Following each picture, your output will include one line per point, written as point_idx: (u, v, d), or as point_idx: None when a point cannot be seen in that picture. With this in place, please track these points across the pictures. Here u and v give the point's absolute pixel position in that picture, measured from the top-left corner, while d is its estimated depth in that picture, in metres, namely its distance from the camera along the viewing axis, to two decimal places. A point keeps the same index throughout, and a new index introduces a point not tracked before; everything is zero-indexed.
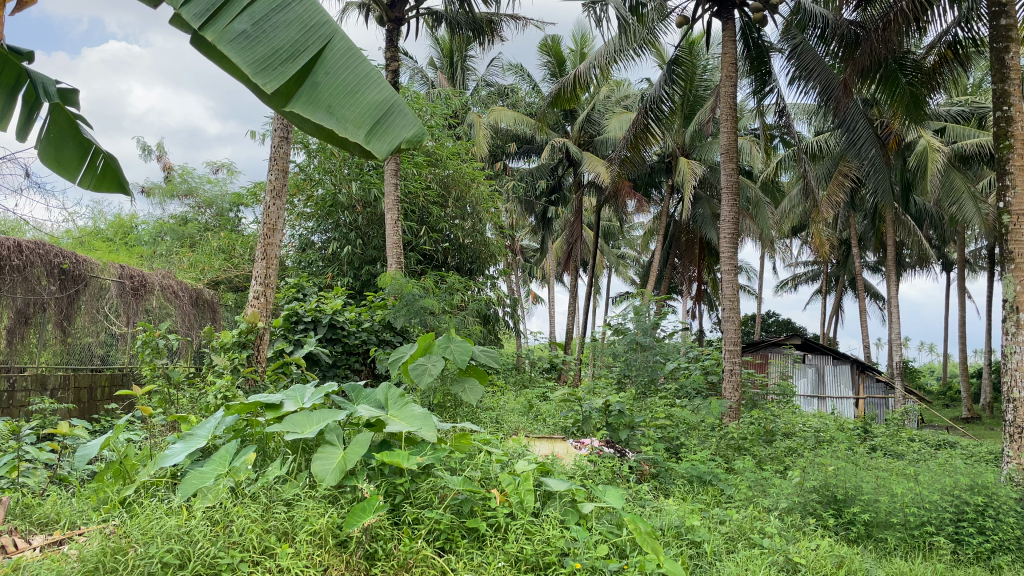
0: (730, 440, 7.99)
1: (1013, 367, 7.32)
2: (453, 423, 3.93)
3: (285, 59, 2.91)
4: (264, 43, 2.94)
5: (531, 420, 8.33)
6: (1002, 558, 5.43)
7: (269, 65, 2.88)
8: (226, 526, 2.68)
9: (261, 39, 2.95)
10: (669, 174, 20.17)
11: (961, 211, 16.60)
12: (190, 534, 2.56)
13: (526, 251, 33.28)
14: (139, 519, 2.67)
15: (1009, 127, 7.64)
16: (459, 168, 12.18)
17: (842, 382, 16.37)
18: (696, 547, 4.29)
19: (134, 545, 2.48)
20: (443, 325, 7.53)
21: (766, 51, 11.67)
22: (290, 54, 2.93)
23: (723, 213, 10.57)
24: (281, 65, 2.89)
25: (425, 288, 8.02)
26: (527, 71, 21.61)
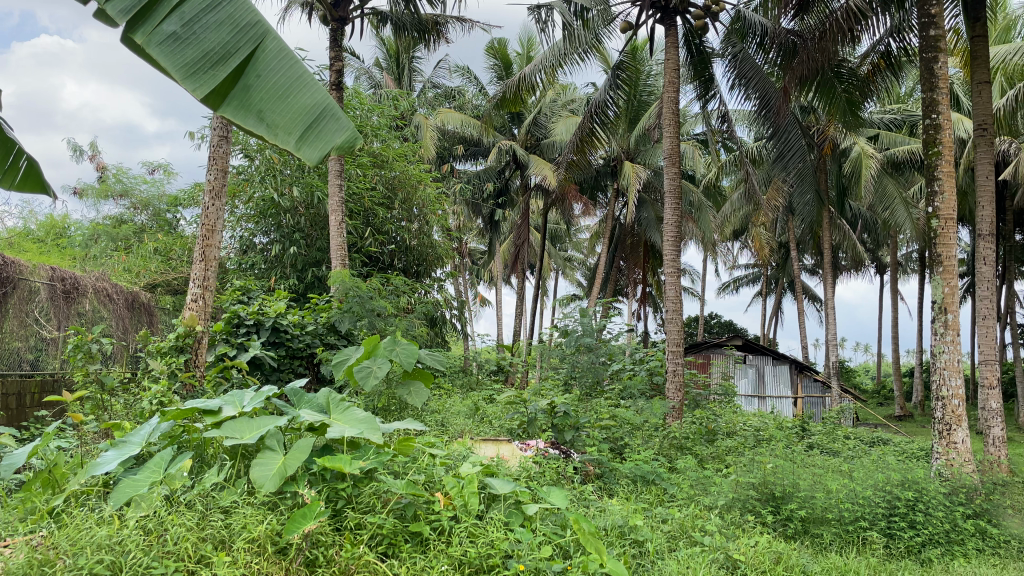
0: (673, 440, 8.11)
1: (941, 366, 7.64)
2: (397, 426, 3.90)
3: (215, 62, 2.88)
4: (193, 45, 2.90)
5: (478, 422, 8.33)
6: (931, 551, 5.65)
7: (197, 68, 2.84)
8: (160, 535, 2.62)
9: (191, 41, 2.90)
10: (614, 178, 20.43)
11: (893, 215, 17.19)
12: (122, 544, 2.51)
13: (473, 254, 33.28)
14: (68, 530, 2.60)
15: (938, 134, 7.95)
16: (406, 169, 12.12)
17: (781, 382, 16.78)
18: (640, 546, 4.35)
19: (63, 556, 2.41)
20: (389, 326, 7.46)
21: (708, 57, 11.89)
22: (220, 56, 2.90)
23: (667, 218, 10.72)
24: (210, 69, 2.86)
25: (372, 289, 7.96)
26: (474, 74, 21.62)
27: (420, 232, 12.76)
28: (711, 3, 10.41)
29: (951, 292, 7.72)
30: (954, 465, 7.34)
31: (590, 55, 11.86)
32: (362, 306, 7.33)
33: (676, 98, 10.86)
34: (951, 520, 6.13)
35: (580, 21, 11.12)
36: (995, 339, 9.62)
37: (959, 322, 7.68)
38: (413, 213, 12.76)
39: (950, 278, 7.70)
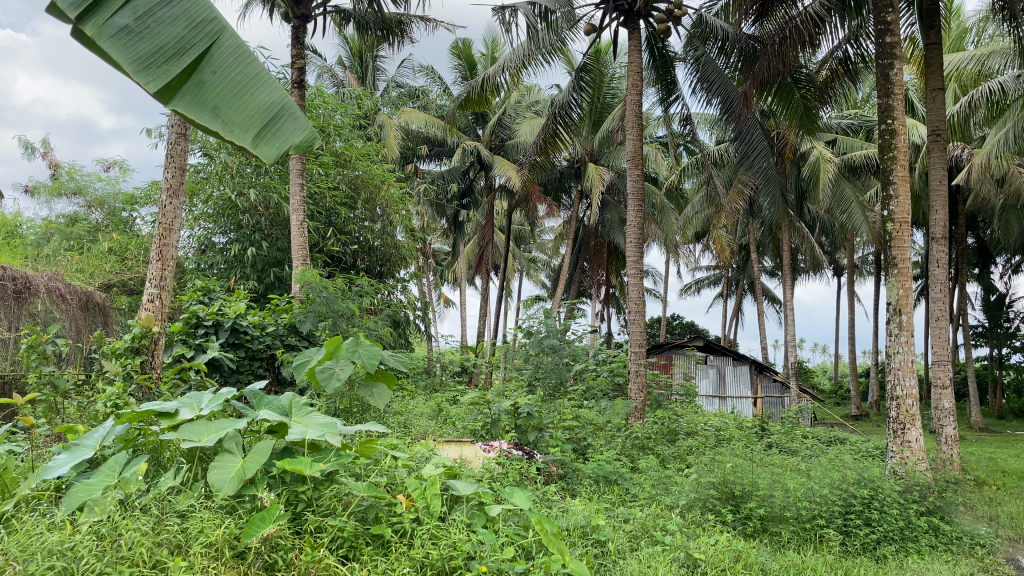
0: (635, 440, 8.15)
1: (896, 366, 7.81)
2: (357, 427, 3.86)
3: (170, 56, 2.83)
4: (148, 39, 2.84)
5: (440, 424, 8.30)
6: (886, 548, 5.76)
7: (152, 63, 2.78)
8: (114, 540, 2.56)
9: (145, 35, 2.85)
10: (578, 179, 20.52)
11: (850, 219, 17.54)
12: (74, 549, 2.45)
13: (437, 255, 33.16)
14: (18, 535, 2.52)
15: (893, 139, 8.12)
16: (369, 169, 12.02)
17: (741, 382, 17.01)
18: (602, 546, 4.36)
19: (12, 562, 2.33)
20: (354, 327, 7.53)
21: (671, 60, 12.01)
22: (175, 51, 2.84)
23: (630, 219, 10.78)
24: (165, 63, 2.81)
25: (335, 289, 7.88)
26: (438, 74, 21.54)
27: (383, 232, 12.67)
28: (673, 7, 10.50)
29: (905, 294, 7.88)
30: (908, 464, 7.52)
31: (555, 57, 11.89)
32: (328, 307, 7.32)
33: (639, 100, 10.95)
34: (904, 517, 6.27)
35: (543, 23, 11.16)
36: (947, 340, 9.86)
37: (913, 323, 7.84)
38: (376, 213, 12.68)
39: (905, 280, 7.86)
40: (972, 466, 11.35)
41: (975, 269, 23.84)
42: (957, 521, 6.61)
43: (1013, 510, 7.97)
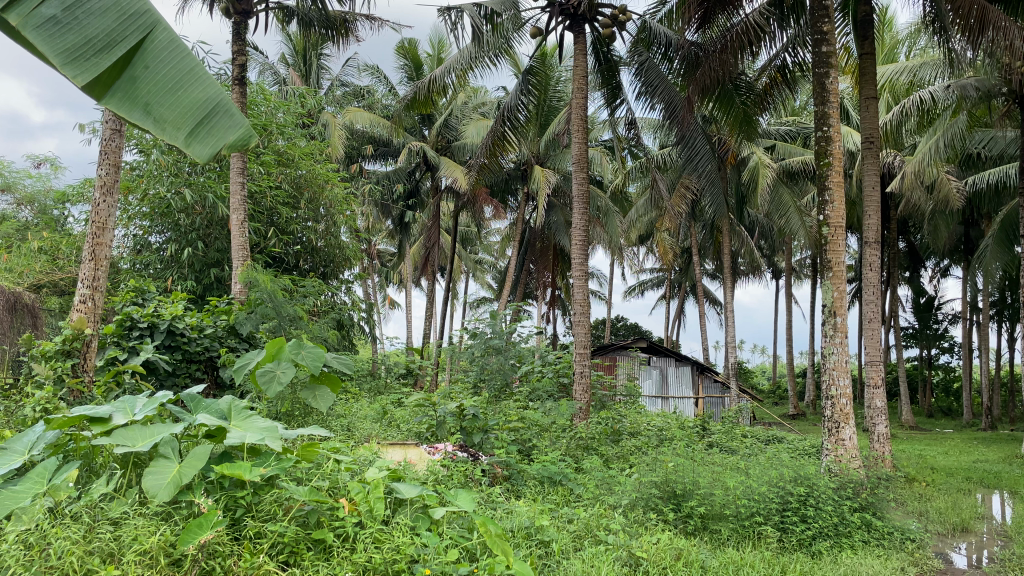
0: (579, 440, 8.21)
1: (830, 366, 8.05)
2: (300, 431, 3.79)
3: (99, 50, 2.76)
4: (75, 31, 2.77)
5: (385, 426, 8.24)
6: (821, 544, 5.93)
7: (79, 56, 2.72)
8: (43, 550, 2.46)
9: (73, 27, 2.77)
10: (524, 182, 20.60)
11: (788, 223, 18.01)
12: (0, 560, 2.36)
13: (383, 255, 32.87)
14: None
15: (829, 146, 8.36)
16: (313, 168, 11.86)
17: (683, 383, 17.30)
18: (545, 547, 4.38)
19: None
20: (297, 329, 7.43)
21: (616, 65, 12.17)
22: (105, 44, 2.77)
23: (575, 222, 10.88)
24: (94, 57, 2.74)
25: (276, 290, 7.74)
26: (384, 73, 21.36)
27: (327, 232, 12.50)
28: (618, 12, 10.63)
29: (840, 296, 8.13)
30: (842, 461, 7.76)
31: (501, 59, 11.91)
32: (272, 308, 7.23)
33: (584, 104, 11.05)
34: (838, 513, 6.47)
35: (490, 25, 11.17)
36: (879, 341, 10.19)
37: (847, 325, 8.09)
38: (320, 213, 12.52)
39: (839, 283, 8.08)
40: (902, 463, 11.77)
41: (906, 272, 24.73)
42: (888, 517, 6.85)
43: (940, 505, 8.29)
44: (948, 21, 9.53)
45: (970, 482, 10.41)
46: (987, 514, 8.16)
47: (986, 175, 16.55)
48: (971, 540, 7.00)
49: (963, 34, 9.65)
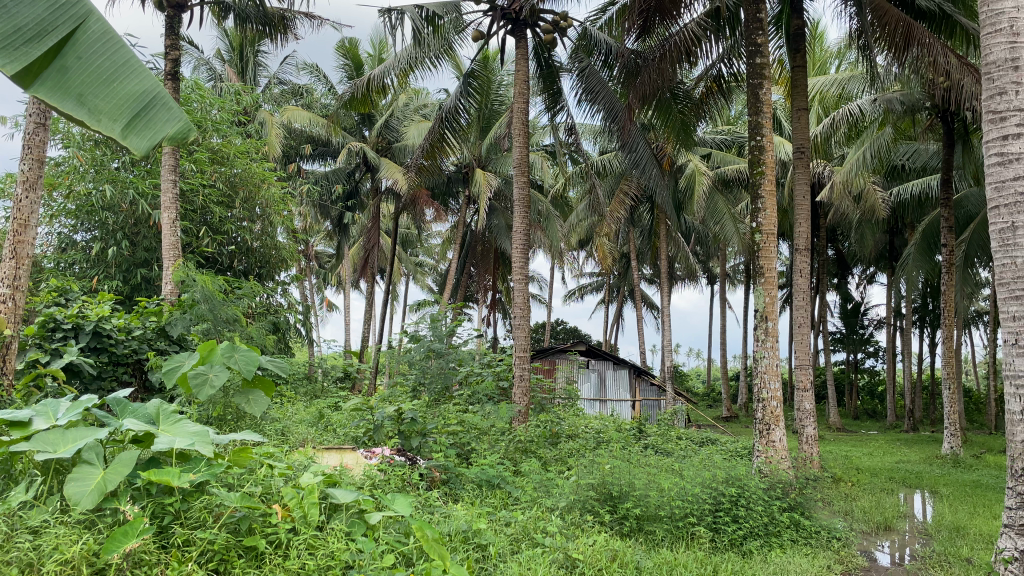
0: (518, 443, 8.23)
1: (762, 370, 8.26)
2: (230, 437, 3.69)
3: (29, 39, 2.81)
4: (5, 19, 2.82)
5: (321, 431, 8.12)
6: (751, 543, 6.06)
7: (8, 44, 2.77)
8: None
9: (3, 15, 2.82)
10: (465, 185, 20.57)
11: (723, 230, 18.42)
12: None
13: (321, 257, 32.39)
14: None
15: (762, 155, 8.59)
16: (249, 167, 11.61)
17: (621, 386, 17.51)
18: (482, 550, 4.37)
19: None
20: (233, 332, 7.18)
21: (557, 71, 12.26)
22: (35, 33, 2.83)
23: (516, 225, 10.91)
24: (23, 46, 2.79)
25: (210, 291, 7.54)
26: (323, 72, 21.08)
27: (262, 233, 12.26)
28: (559, 19, 10.72)
29: (771, 302, 8.35)
30: (772, 462, 7.98)
31: (442, 62, 11.89)
32: (207, 310, 6.98)
33: (526, 108, 11.09)
34: (768, 513, 6.64)
35: (431, 27, 11.16)
36: (809, 346, 10.50)
37: (778, 330, 8.32)
38: (255, 213, 12.26)
39: (771, 289, 8.28)
40: (830, 464, 12.15)
41: (835, 279, 25.56)
42: (815, 516, 7.06)
43: (865, 504, 8.59)
44: (874, 36, 9.89)
45: (893, 483, 10.81)
46: (908, 513, 8.48)
47: (910, 186, 17.24)
48: (893, 538, 7.27)
49: (888, 50, 10.03)
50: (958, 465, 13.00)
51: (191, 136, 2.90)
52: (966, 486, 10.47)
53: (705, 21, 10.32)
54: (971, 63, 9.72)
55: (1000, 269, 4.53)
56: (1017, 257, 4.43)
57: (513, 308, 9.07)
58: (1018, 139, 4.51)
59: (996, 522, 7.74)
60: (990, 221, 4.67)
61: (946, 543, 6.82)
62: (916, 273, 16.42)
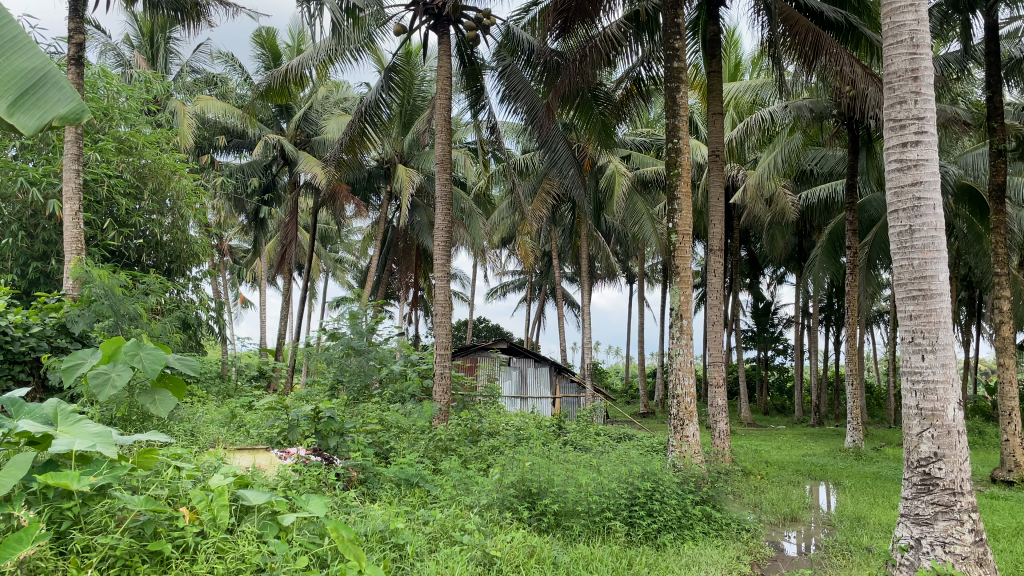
0: (438, 441, 8.16)
1: (677, 367, 8.44)
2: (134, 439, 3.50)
3: None
4: None
5: (233, 431, 7.88)
6: (665, 536, 6.16)
7: None
8: None
9: None
10: (386, 181, 20.29)
11: (642, 230, 18.74)
12: None
13: (237, 252, 31.46)
14: None
15: (678, 157, 8.75)
16: (161, 157, 11.06)
17: (541, 384, 17.61)
18: (399, 550, 4.28)
19: None
20: (138, 328, 6.87)
21: (479, 68, 12.24)
22: None
23: (438, 222, 10.79)
24: None
25: (116, 284, 7.19)
26: (239, 61, 20.47)
27: (173, 226, 11.81)
28: (482, 16, 10.68)
29: (686, 300, 8.53)
30: (686, 456, 8.15)
31: (363, 55, 11.70)
32: (107, 305, 6.53)
33: (448, 105, 11.00)
34: (681, 506, 6.78)
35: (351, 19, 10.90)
36: (722, 343, 10.77)
37: (692, 328, 8.50)
38: (166, 205, 11.76)
39: (686, 288, 8.44)
40: (741, 458, 12.54)
41: (748, 279, 26.39)
42: (726, 508, 7.24)
43: (773, 496, 8.89)
44: (784, 45, 10.24)
45: (799, 475, 11.22)
46: (813, 504, 8.81)
47: (817, 190, 17.94)
48: (800, 529, 7.53)
49: (798, 59, 10.40)
50: (860, 458, 13.60)
51: (84, 118, 2.81)
52: (867, 478, 10.98)
53: (625, 24, 10.46)
54: (874, 73, 10.16)
55: (898, 270, 4.72)
56: (914, 258, 4.63)
57: (419, 311, 9.07)
58: (917, 146, 4.71)
59: (893, 511, 8.13)
60: (889, 223, 4.87)
61: (848, 532, 7.11)
62: (822, 273, 17.09)
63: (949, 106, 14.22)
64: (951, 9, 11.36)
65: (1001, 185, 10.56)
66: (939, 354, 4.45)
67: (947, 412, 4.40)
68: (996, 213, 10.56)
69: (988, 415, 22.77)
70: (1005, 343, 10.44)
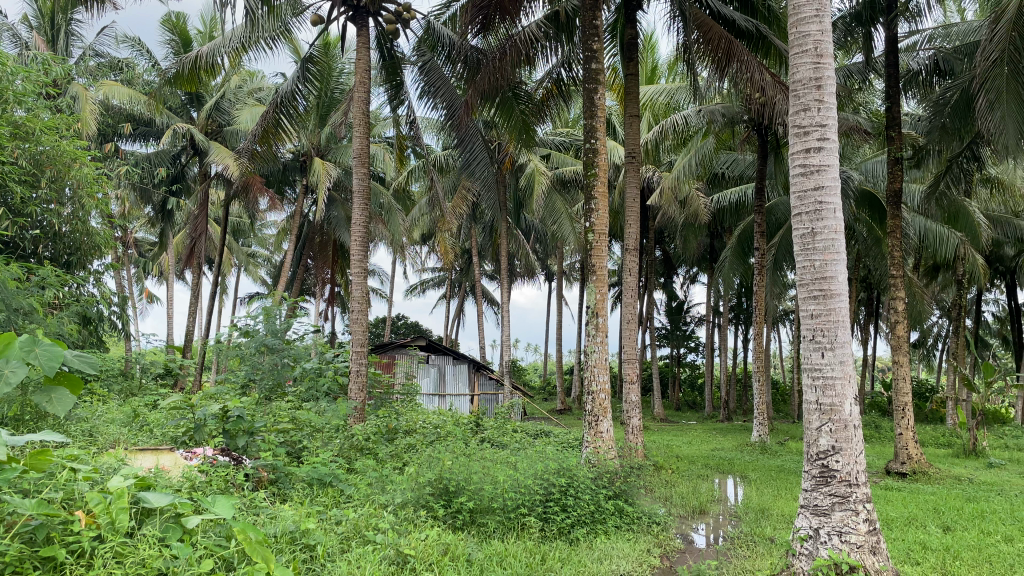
0: (354, 441, 8.02)
1: (592, 363, 8.54)
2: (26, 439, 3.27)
3: None
4: None
5: (135, 432, 7.52)
6: (579, 531, 6.22)
7: None
8: None
9: None
10: (302, 174, 19.81)
11: (560, 228, 18.91)
12: None
13: (142, 245, 30.18)
14: None
15: (596, 157, 8.84)
16: (59, 144, 10.19)
17: (460, 381, 17.52)
18: (310, 551, 4.18)
19: None
20: (30, 325, 6.47)
21: (399, 62, 12.06)
22: None
23: (355, 218, 10.58)
24: None
25: (8, 276, 6.73)
26: (146, 46, 19.64)
27: (73, 217, 11.20)
28: (402, 9, 10.54)
29: (602, 298, 8.65)
30: (600, 451, 8.27)
31: (278, 43, 11.39)
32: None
33: (366, 98, 10.80)
34: (595, 501, 6.85)
35: (267, 8, 10.58)
36: (636, 341, 10.97)
37: (607, 325, 8.65)
38: (65, 195, 11.07)
39: (602, 287, 8.54)
40: (653, 453, 12.80)
41: (663, 278, 26.99)
42: (638, 502, 7.36)
43: (683, 490, 9.10)
44: (698, 51, 10.49)
45: (709, 469, 11.53)
46: (721, 497, 9.07)
47: (728, 193, 18.49)
48: (708, 521, 7.73)
49: (711, 65, 10.66)
50: (765, 452, 14.08)
51: None
52: (772, 471, 11.38)
53: (545, 24, 10.50)
54: (782, 82, 10.51)
55: (801, 271, 4.89)
56: (816, 259, 4.80)
57: (323, 312, 8.93)
58: (820, 151, 4.88)
59: (795, 503, 8.47)
60: (793, 226, 5.03)
61: (753, 523, 7.35)
62: (733, 274, 17.61)
63: (851, 115, 14.85)
64: (855, 22, 11.87)
65: (898, 191, 11.09)
66: (839, 351, 4.62)
67: (845, 407, 4.58)
68: (892, 218, 11.08)
69: (884, 410, 23.96)
70: (899, 341, 10.97)
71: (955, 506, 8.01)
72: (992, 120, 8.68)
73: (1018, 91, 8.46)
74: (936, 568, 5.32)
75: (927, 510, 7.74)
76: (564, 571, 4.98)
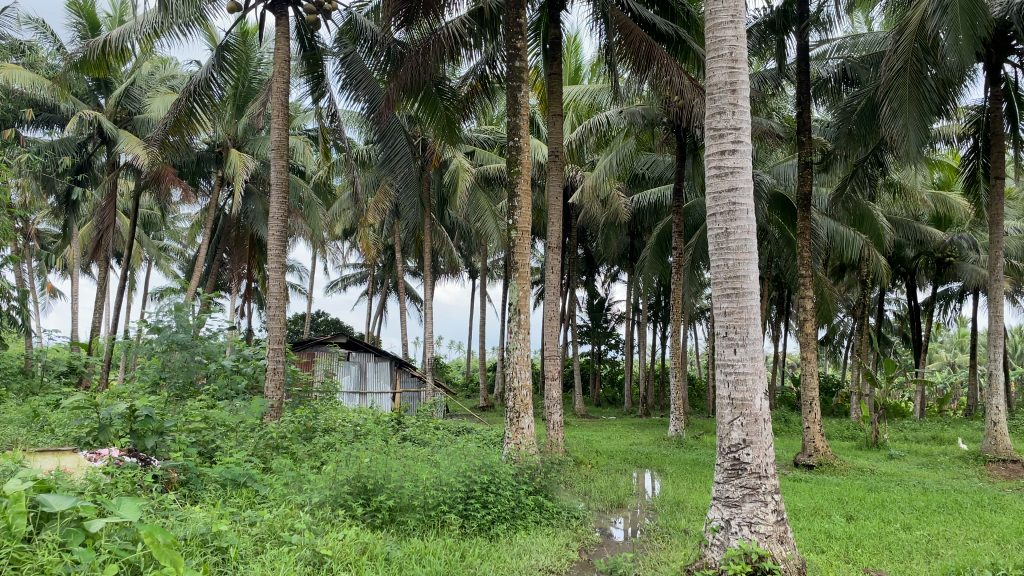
0: (269, 439, 7.81)
1: (514, 360, 8.57)
2: None
3: None
4: None
5: (34, 433, 7.13)
6: (498, 527, 6.21)
7: None
8: None
9: None
10: (218, 165, 19.19)
11: (484, 225, 18.90)
12: None
13: (45, 237, 28.68)
14: None
15: (518, 155, 8.87)
16: None
17: (381, 379, 17.25)
18: (222, 552, 4.05)
19: None
20: None
21: (320, 54, 11.81)
22: None
23: (273, 212, 10.31)
24: None
25: None
26: (50, 28, 18.66)
27: None
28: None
29: (524, 296, 8.65)
30: (521, 448, 8.29)
31: (192, 30, 10.97)
32: None
33: (285, 89, 10.53)
34: (515, 497, 6.88)
35: None
36: (557, 337, 11.06)
37: (529, 322, 8.66)
38: None
39: (524, 284, 8.56)
40: (574, 449, 12.93)
41: (584, 276, 27.32)
42: (558, 497, 7.43)
43: (602, 485, 9.22)
44: (619, 53, 10.62)
45: (628, 464, 11.72)
46: (639, 491, 9.23)
47: (648, 193, 18.83)
48: (625, 515, 7.85)
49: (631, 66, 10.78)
50: (681, 446, 14.42)
51: None
52: (687, 465, 11.65)
53: (468, 20, 10.45)
54: (700, 85, 10.75)
55: (715, 270, 5.02)
56: (729, 259, 4.94)
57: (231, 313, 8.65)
58: (733, 154, 5.01)
59: (709, 495, 8.68)
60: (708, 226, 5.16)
61: (668, 516, 7.51)
62: (653, 272, 17.97)
63: (765, 119, 15.33)
64: (768, 29, 12.28)
65: (808, 194, 11.51)
66: (749, 348, 4.78)
67: (755, 401, 4.73)
68: (803, 220, 11.49)
69: (793, 405, 24.91)
70: (808, 338, 11.41)
71: (857, 496, 8.38)
72: (894, 126, 9.04)
73: (919, 100, 8.86)
74: (840, 556, 5.55)
75: (833, 500, 8.07)
76: (482, 567, 4.96)
